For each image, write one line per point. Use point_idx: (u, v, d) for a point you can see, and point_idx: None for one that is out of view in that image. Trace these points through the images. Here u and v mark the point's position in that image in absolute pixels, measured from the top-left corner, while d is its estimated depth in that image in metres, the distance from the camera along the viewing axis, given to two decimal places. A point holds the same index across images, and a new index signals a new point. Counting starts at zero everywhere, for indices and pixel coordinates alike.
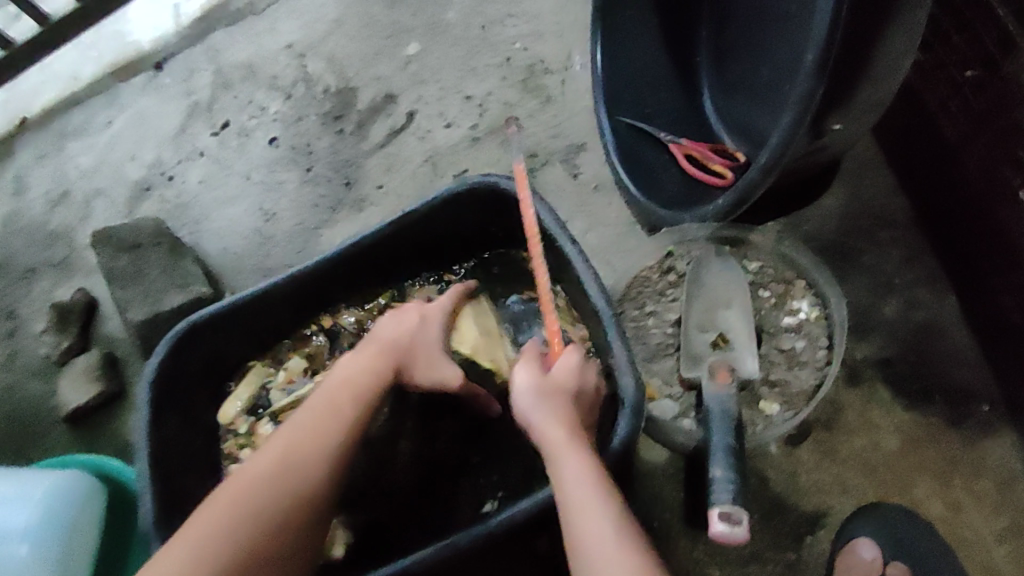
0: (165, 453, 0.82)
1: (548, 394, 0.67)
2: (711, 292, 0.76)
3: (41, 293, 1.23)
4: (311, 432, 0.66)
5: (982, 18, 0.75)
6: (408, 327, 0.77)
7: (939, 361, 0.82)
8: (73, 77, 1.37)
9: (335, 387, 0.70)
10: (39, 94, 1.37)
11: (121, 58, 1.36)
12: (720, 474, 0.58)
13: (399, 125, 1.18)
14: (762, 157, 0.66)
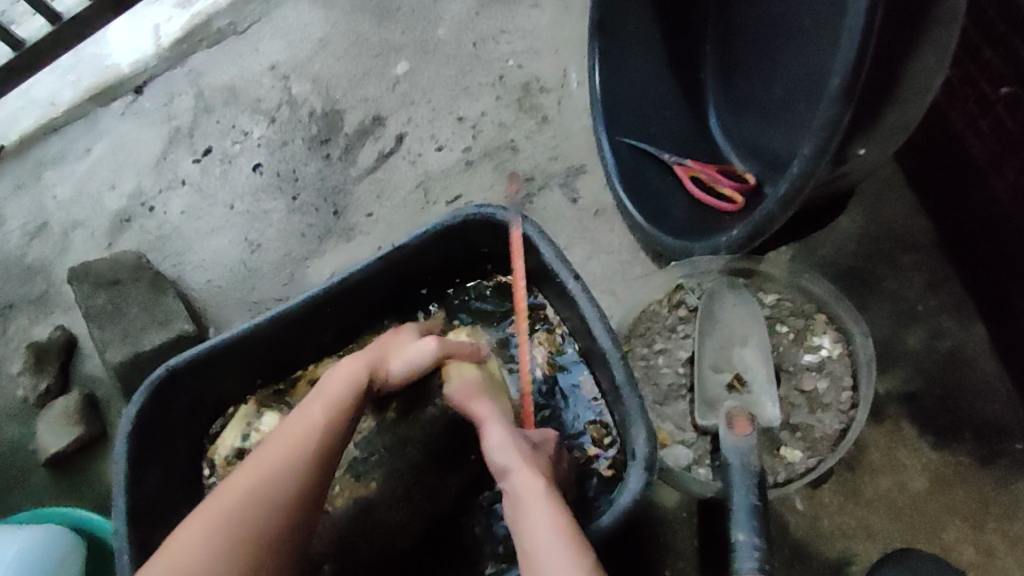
0: (147, 510, 0.76)
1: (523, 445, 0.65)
2: (726, 328, 0.72)
3: (18, 330, 1.18)
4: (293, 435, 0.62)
5: (1019, 30, 0.72)
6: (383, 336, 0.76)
7: (965, 395, 0.78)
8: (52, 103, 1.32)
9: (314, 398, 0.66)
10: (16, 121, 1.32)
11: (100, 82, 1.31)
12: (744, 538, 0.53)
13: (389, 149, 1.13)
14: (781, 187, 0.62)
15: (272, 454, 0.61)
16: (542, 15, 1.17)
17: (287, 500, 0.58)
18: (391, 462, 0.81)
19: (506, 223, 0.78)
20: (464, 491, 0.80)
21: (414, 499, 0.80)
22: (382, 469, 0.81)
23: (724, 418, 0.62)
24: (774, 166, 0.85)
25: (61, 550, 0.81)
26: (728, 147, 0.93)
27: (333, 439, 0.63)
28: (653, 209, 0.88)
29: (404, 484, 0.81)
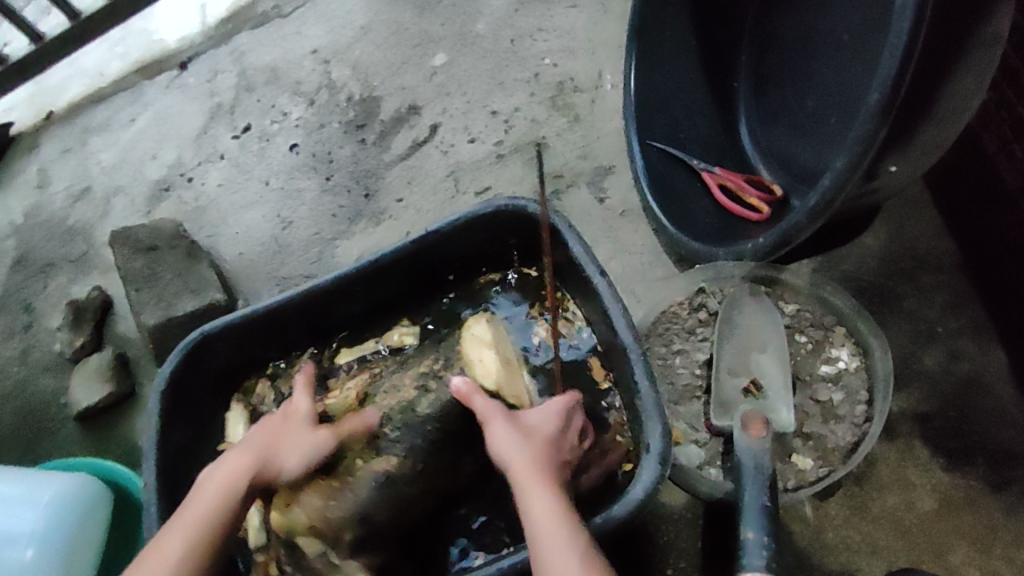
0: (174, 463, 0.81)
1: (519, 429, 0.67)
2: (745, 334, 0.73)
3: (58, 288, 1.23)
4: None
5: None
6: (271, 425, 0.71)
7: (980, 420, 0.78)
8: (100, 74, 1.37)
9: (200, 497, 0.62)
10: (67, 89, 1.37)
11: (147, 57, 1.36)
12: (754, 536, 0.54)
13: (422, 138, 1.15)
14: (811, 199, 0.63)
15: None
16: (581, 16, 1.18)
17: None
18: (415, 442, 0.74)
19: (537, 216, 0.79)
20: (477, 469, 0.78)
21: (429, 476, 0.74)
22: (404, 445, 0.73)
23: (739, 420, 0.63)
24: (804, 178, 0.86)
25: (88, 505, 0.84)
26: (756, 156, 0.93)
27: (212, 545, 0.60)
28: (678, 212, 0.89)
29: (424, 460, 0.73)
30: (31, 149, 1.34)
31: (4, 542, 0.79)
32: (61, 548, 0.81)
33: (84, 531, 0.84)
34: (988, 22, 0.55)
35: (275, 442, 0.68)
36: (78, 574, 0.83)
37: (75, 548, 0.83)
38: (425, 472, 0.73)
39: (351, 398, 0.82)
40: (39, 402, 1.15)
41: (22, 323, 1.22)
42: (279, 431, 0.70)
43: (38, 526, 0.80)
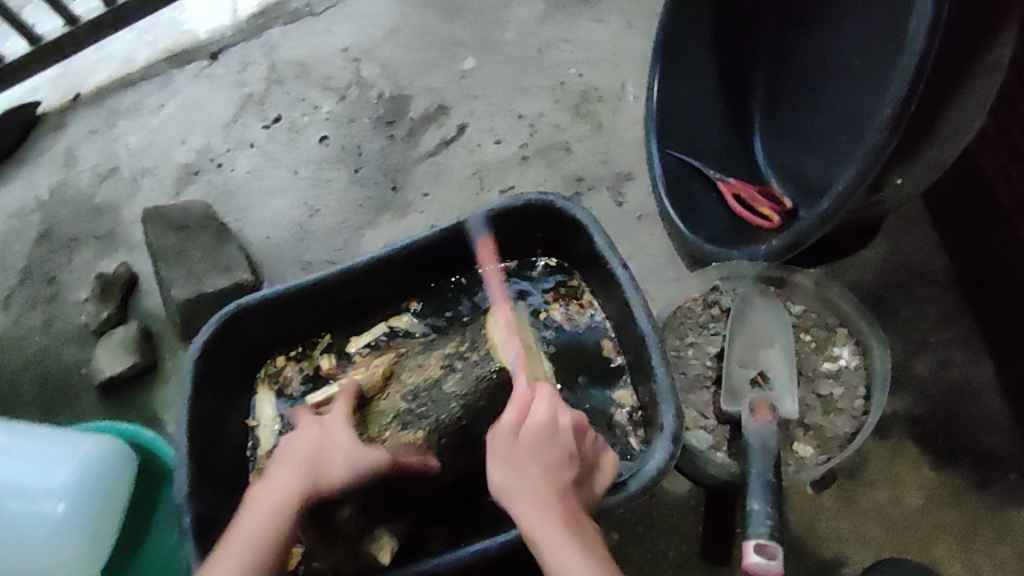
0: (204, 428, 0.85)
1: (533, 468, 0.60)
2: (753, 330, 0.78)
3: (83, 262, 1.27)
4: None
5: None
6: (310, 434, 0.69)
7: (968, 424, 0.83)
8: (128, 60, 1.42)
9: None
10: (95, 72, 1.41)
11: (176, 46, 1.41)
12: (759, 507, 0.58)
13: (449, 137, 1.21)
14: (822, 205, 0.69)
15: None
16: (605, 30, 1.24)
17: None
18: (444, 418, 0.81)
19: (564, 211, 0.84)
20: None
21: (457, 449, 0.80)
22: (432, 421, 0.80)
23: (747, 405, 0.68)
24: (811, 192, 0.91)
25: (117, 466, 0.87)
26: (768, 168, 0.99)
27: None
28: (693, 216, 0.95)
29: (450, 434, 0.80)
30: (57, 128, 1.38)
31: (37, 494, 0.83)
32: (91, 504, 0.85)
33: (112, 491, 0.87)
34: (987, 53, 0.62)
35: (320, 454, 0.67)
36: (104, 531, 0.86)
37: (104, 506, 0.86)
38: (451, 446, 0.80)
39: (377, 373, 0.86)
40: (61, 371, 1.18)
41: (45, 294, 1.25)
42: (296, 464, 0.65)
43: (70, 482, 0.83)
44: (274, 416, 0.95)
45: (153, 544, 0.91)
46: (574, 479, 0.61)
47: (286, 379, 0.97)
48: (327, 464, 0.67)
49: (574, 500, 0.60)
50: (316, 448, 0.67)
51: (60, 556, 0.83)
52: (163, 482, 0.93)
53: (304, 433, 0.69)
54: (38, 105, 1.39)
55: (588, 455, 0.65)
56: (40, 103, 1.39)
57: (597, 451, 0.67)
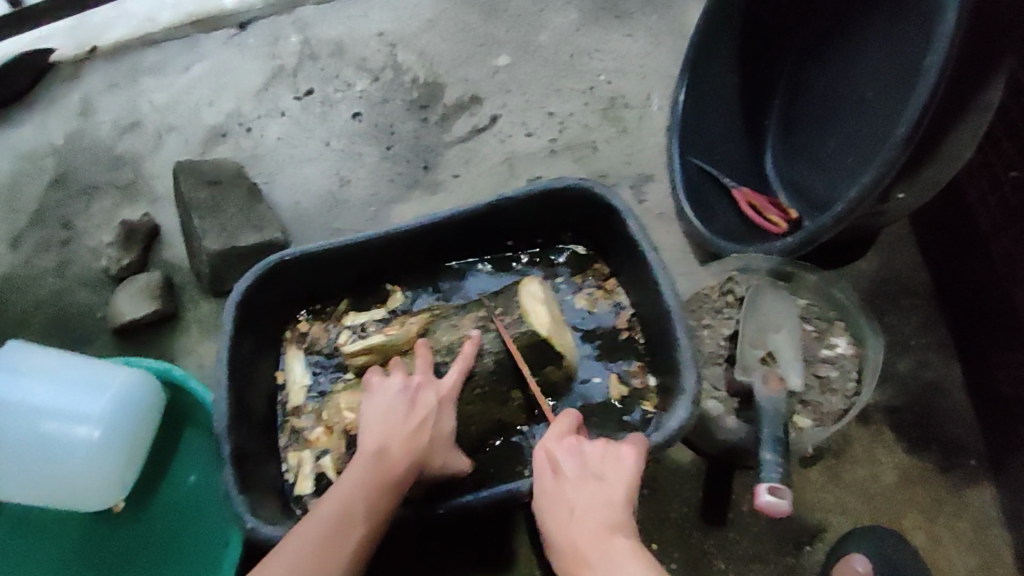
0: (241, 368, 0.91)
1: (580, 482, 0.71)
2: (765, 316, 0.91)
3: (102, 210, 1.28)
4: (325, 539, 0.70)
5: None
6: (423, 417, 0.81)
7: (939, 417, 0.96)
8: (149, 19, 1.41)
9: (278, 549, 0.69)
10: (113, 27, 1.42)
11: (200, 11, 1.41)
12: (771, 457, 0.73)
13: (482, 126, 1.28)
14: (838, 208, 0.80)
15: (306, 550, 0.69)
16: (635, 44, 1.32)
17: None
18: (478, 374, 0.90)
19: (601, 197, 0.94)
20: (523, 403, 0.93)
21: (484, 401, 0.90)
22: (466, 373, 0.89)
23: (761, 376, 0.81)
24: (816, 206, 1.03)
25: (150, 399, 0.94)
26: (778, 184, 1.10)
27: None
28: (707, 217, 1.05)
29: (481, 386, 0.90)
30: (74, 79, 1.39)
31: (75, 418, 0.89)
32: (124, 430, 0.91)
33: (144, 420, 0.94)
34: (980, 95, 0.75)
35: (427, 442, 0.81)
36: (136, 452, 0.94)
37: (136, 433, 0.93)
38: (481, 397, 0.90)
39: (413, 330, 0.96)
40: (76, 313, 1.20)
41: (59, 238, 1.26)
42: (400, 441, 0.79)
43: (107, 410, 0.89)
44: (304, 371, 1.00)
45: (180, 468, 1.01)
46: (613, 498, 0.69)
47: (314, 337, 1.02)
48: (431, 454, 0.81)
49: (583, 521, 0.67)
50: (411, 428, 0.80)
51: (95, 475, 0.90)
52: (190, 415, 1.01)
53: (402, 411, 0.81)
54: (52, 53, 1.39)
55: (594, 472, 0.72)
56: (54, 51, 1.39)
57: (601, 461, 0.73)
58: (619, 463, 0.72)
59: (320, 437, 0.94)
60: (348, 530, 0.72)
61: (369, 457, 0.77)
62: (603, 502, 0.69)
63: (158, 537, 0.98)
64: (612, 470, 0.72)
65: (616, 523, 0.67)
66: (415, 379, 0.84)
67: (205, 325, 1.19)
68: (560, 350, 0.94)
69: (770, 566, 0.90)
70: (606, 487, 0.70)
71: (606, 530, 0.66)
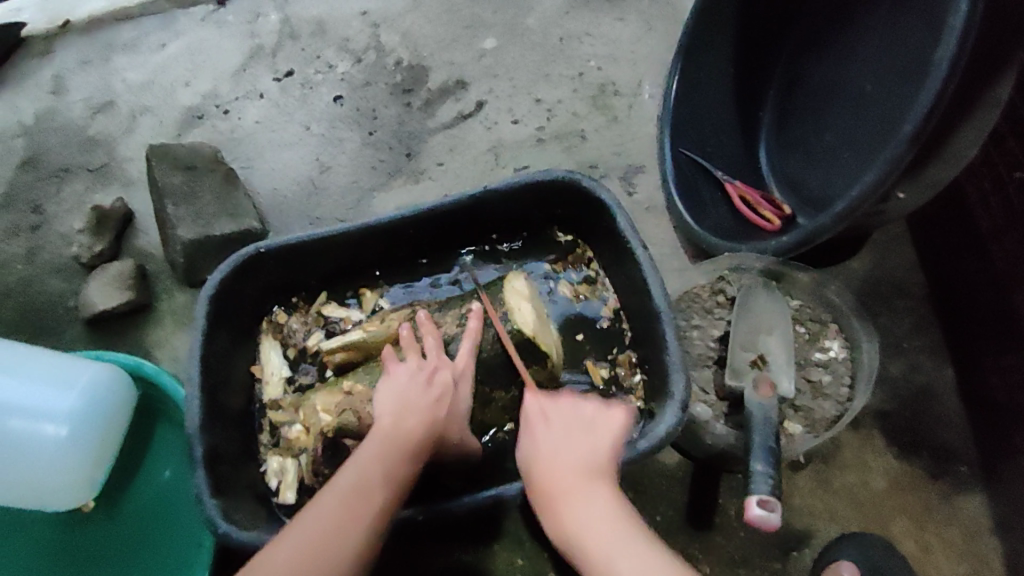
0: (214, 363, 0.87)
1: (567, 430, 0.71)
2: (757, 317, 0.89)
3: (73, 194, 1.23)
4: (341, 514, 0.68)
5: None
6: (439, 392, 0.80)
7: (930, 421, 0.95)
8: None
9: (294, 524, 0.68)
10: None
11: None
12: (762, 468, 0.72)
13: (467, 112, 1.23)
14: (840, 205, 0.79)
15: (323, 517, 0.68)
16: (626, 29, 1.28)
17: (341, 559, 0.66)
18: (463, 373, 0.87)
19: (589, 190, 0.90)
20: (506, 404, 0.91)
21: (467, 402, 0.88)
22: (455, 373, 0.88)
23: (751, 382, 0.81)
24: (811, 202, 0.99)
25: (123, 393, 0.90)
26: (772, 179, 1.06)
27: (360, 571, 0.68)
28: (698, 212, 1.01)
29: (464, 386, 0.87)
30: (45, 55, 1.32)
31: (42, 415, 0.85)
32: (94, 428, 0.87)
33: (116, 416, 0.90)
34: (992, 92, 0.73)
35: (443, 417, 0.79)
36: (105, 451, 0.90)
37: (109, 429, 0.89)
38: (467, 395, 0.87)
39: (390, 330, 0.93)
40: (45, 302, 1.16)
41: (30, 222, 1.21)
42: (412, 416, 0.77)
43: (77, 407, 0.85)
44: (281, 364, 0.97)
45: (153, 468, 0.97)
46: (602, 449, 0.70)
47: (291, 330, 0.98)
48: (447, 429, 0.80)
49: (564, 469, 0.68)
50: (428, 404, 0.78)
51: (66, 474, 0.86)
52: (163, 408, 0.97)
53: (420, 387, 0.80)
54: (23, 29, 1.32)
55: (582, 422, 0.72)
56: (24, 26, 1.32)
57: (591, 416, 0.73)
58: (609, 419, 0.73)
59: (299, 436, 0.90)
60: (365, 498, 0.70)
61: (384, 432, 0.76)
62: (587, 451, 0.69)
63: (135, 536, 0.95)
64: (602, 425, 0.72)
65: (598, 472, 0.68)
66: (431, 360, 0.82)
67: (180, 316, 1.14)
68: (547, 352, 0.91)
69: (757, 571, 0.89)
70: (593, 439, 0.71)
71: (588, 478, 0.67)
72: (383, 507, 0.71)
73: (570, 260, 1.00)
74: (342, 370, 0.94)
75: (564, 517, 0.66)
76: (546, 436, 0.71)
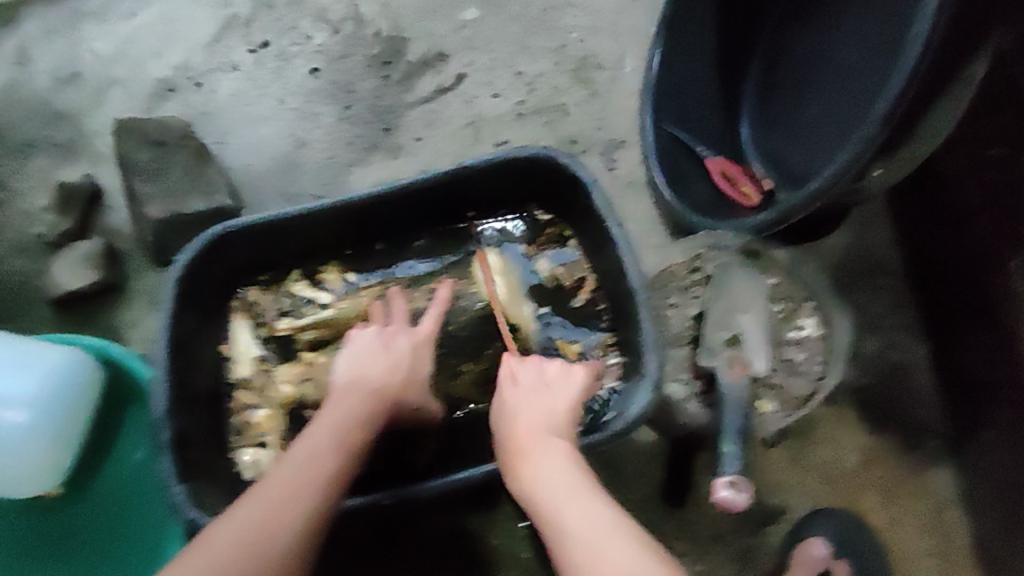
0: (181, 346, 0.86)
1: (532, 388, 0.74)
2: (732, 296, 0.90)
3: (40, 169, 1.20)
4: (295, 483, 0.67)
5: None
6: (395, 358, 0.81)
7: (903, 399, 0.97)
8: None
9: (249, 496, 0.66)
10: None
11: None
12: (732, 450, 0.77)
13: (446, 86, 1.21)
14: (812, 185, 0.79)
15: (277, 487, 0.66)
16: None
17: (296, 527, 0.64)
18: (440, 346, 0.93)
19: (565, 167, 0.88)
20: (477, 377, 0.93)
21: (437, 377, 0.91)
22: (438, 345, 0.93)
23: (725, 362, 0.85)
24: (791, 178, 0.99)
25: (87, 377, 0.90)
26: (754, 154, 1.05)
27: (316, 538, 0.66)
28: (681, 189, 0.99)
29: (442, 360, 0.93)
30: (8, 23, 1.27)
31: (5, 401, 0.84)
32: (58, 413, 0.87)
33: (82, 402, 0.90)
34: (969, 68, 0.72)
35: (402, 377, 0.80)
36: (70, 437, 0.89)
37: (73, 415, 0.89)
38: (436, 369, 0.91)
39: (361, 305, 0.97)
40: (12, 282, 1.14)
41: None
42: (367, 384, 0.77)
43: (40, 392, 0.85)
44: (249, 344, 0.96)
45: (121, 457, 0.96)
46: (566, 408, 0.72)
47: (262, 308, 0.97)
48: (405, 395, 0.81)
49: (525, 422, 0.70)
50: (383, 371, 0.79)
51: (27, 461, 0.85)
52: (132, 392, 0.97)
53: (377, 354, 0.81)
54: None
55: (545, 384, 0.74)
56: None
57: (554, 376, 0.75)
58: (571, 380, 0.75)
59: (263, 421, 0.93)
60: (320, 464, 0.69)
61: (339, 402, 0.76)
62: (547, 410, 0.71)
63: (98, 524, 0.95)
64: (564, 386, 0.74)
65: (556, 429, 0.70)
66: (390, 327, 0.85)
67: (152, 295, 1.13)
68: (515, 324, 0.95)
69: (728, 547, 0.91)
70: (553, 400, 0.73)
71: (548, 432, 0.69)
72: (337, 472, 0.69)
73: (542, 239, 0.99)
74: (312, 347, 0.97)
75: (523, 467, 0.67)
76: (511, 393, 0.74)
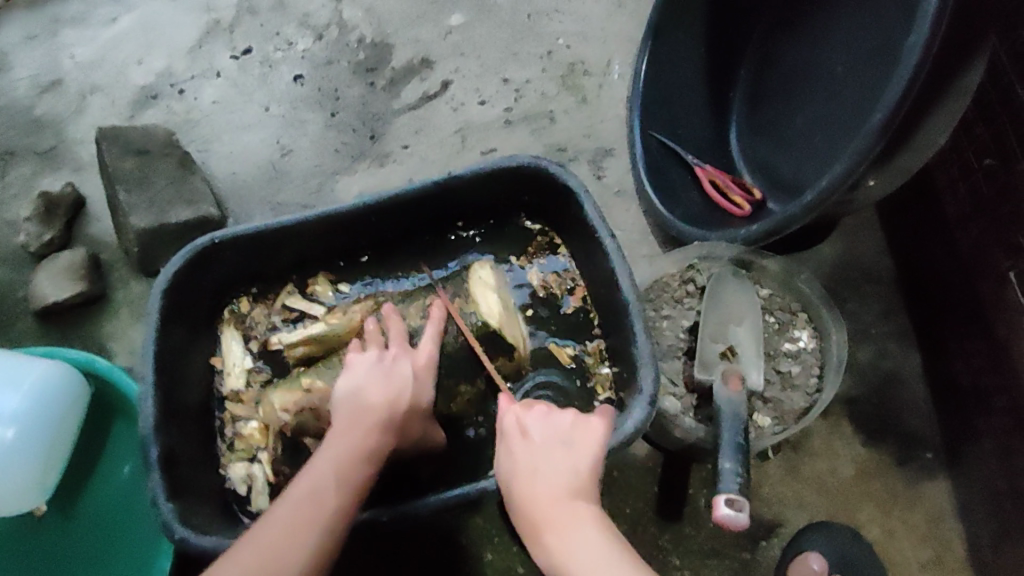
0: (170, 360, 0.84)
1: (546, 445, 0.68)
2: (726, 307, 0.89)
3: (19, 178, 1.16)
4: (293, 523, 0.65)
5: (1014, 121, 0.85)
6: (398, 384, 0.78)
7: (896, 409, 0.97)
8: None
9: (247, 539, 0.65)
10: None
11: None
12: (730, 467, 0.71)
13: (433, 92, 1.19)
14: (808, 196, 0.78)
15: (274, 531, 0.65)
16: (598, 5, 1.24)
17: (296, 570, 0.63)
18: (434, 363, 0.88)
19: (555, 176, 0.87)
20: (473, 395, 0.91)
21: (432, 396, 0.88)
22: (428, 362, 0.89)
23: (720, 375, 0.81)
24: (781, 186, 0.98)
25: (73, 392, 0.87)
26: (743, 163, 1.04)
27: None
28: (670, 199, 0.99)
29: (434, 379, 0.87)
30: None
31: None
32: (42, 430, 0.84)
33: (67, 418, 0.87)
34: (964, 76, 0.71)
35: (405, 404, 0.77)
36: (55, 455, 0.86)
37: (58, 431, 0.86)
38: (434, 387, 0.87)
39: (354, 319, 0.92)
40: None
41: None
42: (368, 415, 0.75)
43: (24, 408, 0.82)
44: (241, 355, 0.94)
45: (109, 474, 0.94)
46: (587, 467, 0.66)
47: (254, 321, 0.95)
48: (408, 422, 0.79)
49: (546, 491, 0.65)
50: (385, 399, 0.76)
51: (9, 481, 0.82)
52: (120, 406, 0.94)
53: (379, 382, 0.78)
54: None
55: (559, 439, 0.68)
56: None
57: (569, 429, 0.69)
58: (588, 433, 0.69)
59: (253, 433, 0.90)
60: (321, 501, 0.67)
61: (342, 431, 0.73)
62: (568, 472, 0.66)
63: (85, 546, 0.91)
64: (581, 440, 0.68)
65: (579, 493, 0.65)
66: (390, 351, 0.82)
67: (135, 308, 1.10)
68: (512, 341, 0.91)
69: (726, 562, 0.90)
70: (571, 456, 0.67)
71: (571, 500, 0.64)
72: (337, 508, 0.68)
73: (533, 249, 0.98)
74: (303, 364, 0.93)
75: (549, 543, 0.62)
76: (523, 452, 0.68)
